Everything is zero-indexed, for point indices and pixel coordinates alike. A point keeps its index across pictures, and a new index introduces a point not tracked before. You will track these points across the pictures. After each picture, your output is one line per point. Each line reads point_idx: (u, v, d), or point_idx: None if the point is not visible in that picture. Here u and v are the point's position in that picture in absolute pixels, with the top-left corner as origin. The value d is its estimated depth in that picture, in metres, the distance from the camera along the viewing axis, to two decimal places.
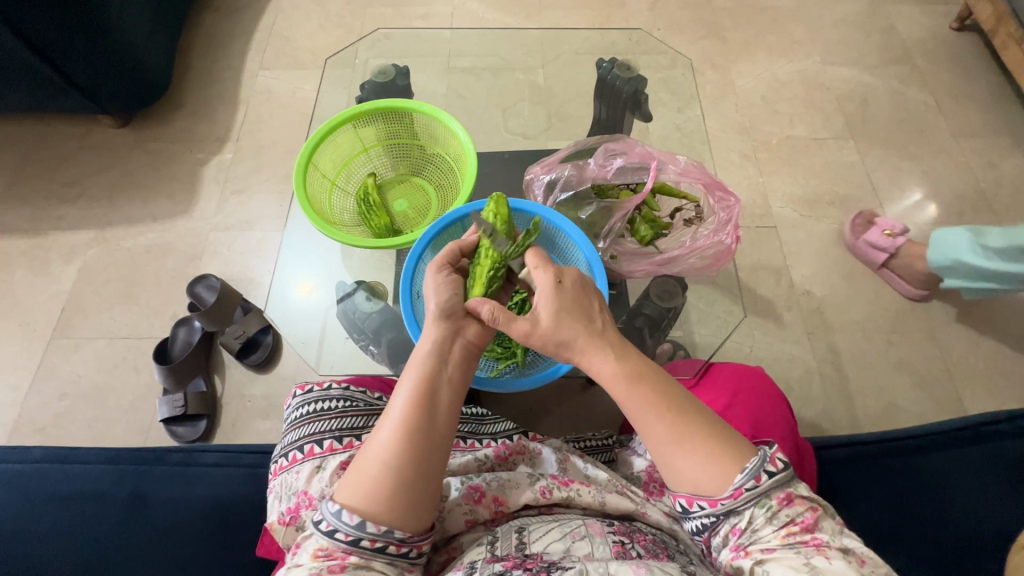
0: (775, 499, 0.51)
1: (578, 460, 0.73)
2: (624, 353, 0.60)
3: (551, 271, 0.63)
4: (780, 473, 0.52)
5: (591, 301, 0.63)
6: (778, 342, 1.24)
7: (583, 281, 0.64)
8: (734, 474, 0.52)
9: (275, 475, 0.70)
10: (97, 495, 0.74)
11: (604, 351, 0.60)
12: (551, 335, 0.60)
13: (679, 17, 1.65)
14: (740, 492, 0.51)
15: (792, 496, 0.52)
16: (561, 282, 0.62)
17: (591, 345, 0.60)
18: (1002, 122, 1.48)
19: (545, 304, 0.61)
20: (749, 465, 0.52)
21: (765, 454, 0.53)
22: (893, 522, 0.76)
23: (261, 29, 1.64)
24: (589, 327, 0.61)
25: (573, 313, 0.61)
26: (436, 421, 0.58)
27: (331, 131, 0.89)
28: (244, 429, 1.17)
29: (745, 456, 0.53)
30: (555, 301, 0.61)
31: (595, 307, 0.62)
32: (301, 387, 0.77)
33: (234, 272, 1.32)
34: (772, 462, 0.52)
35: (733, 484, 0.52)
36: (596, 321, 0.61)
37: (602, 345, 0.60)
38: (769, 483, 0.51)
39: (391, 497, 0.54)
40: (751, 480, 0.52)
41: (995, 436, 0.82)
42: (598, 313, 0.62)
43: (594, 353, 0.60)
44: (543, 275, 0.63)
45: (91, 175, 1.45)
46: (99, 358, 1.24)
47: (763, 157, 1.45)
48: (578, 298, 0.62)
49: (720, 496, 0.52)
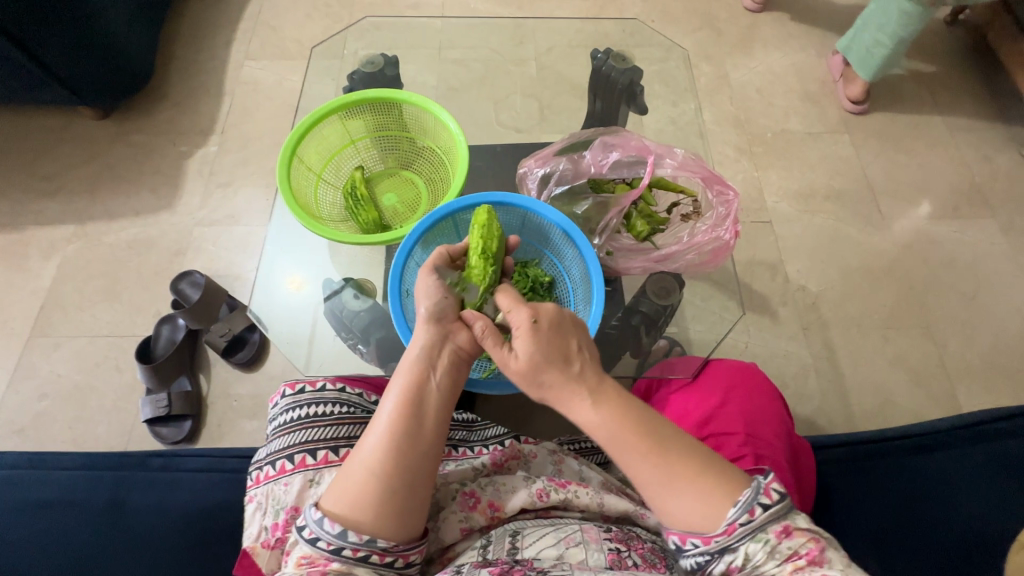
0: (771, 532, 0.50)
1: (572, 461, 0.71)
2: (606, 395, 0.56)
3: (526, 311, 0.58)
4: (775, 505, 0.50)
5: (569, 341, 0.58)
6: (774, 339, 1.23)
7: (560, 320, 0.59)
8: (727, 508, 0.51)
9: (256, 485, 0.67)
10: (73, 502, 0.71)
11: (583, 394, 0.56)
12: (528, 377, 0.57)
13: (674, 9, 1.62)
14: (734, 527, 0.50)
15: (789, 528, 0.50)
16: (537, 322, 0.58)
17: (567, 390, 0.56)
18: (996, 116, 1.48)
19: (519, 346, 0.57)
20: (743, 498, 0.51)
21: (758, 486, 0.51)
22: (894, 524, 0.76)
23: (246, 18, 1.60)
24: (565, 371, 0.56)
25: (548, 355, 0.56)
26: (423, 430, 0.57)
27: (316, 123, 0.86)
28: (230, 429, 1.14)
29: (737, 489, 0.52)
30: (529, 343, 0.56)
31: (572, 348, 0.57)
32: (290, 386, 0.74)
33: (219, 268, 1.28)
34: (766, 493, 0.51)
35: (726, 519, 0.51)
36: (574, 363, 0.57)
37: (579, 389, 0.56)
38: (763, 516, 0.50)
39: (373, 507, 0.53)
40: (744, 515, 0.50)
41: (998, 435, 0.80)
42: (576, 353, 0.57)
43: (573, 398, 0.56)
44: (518, 315, 0.59)
45: (71, 168, 1.40)
46: (80, 358, 1.20)
47: (758, 151, 1.43)
48: (554, 340, 0.57)
49: (713, 534, 0.51)
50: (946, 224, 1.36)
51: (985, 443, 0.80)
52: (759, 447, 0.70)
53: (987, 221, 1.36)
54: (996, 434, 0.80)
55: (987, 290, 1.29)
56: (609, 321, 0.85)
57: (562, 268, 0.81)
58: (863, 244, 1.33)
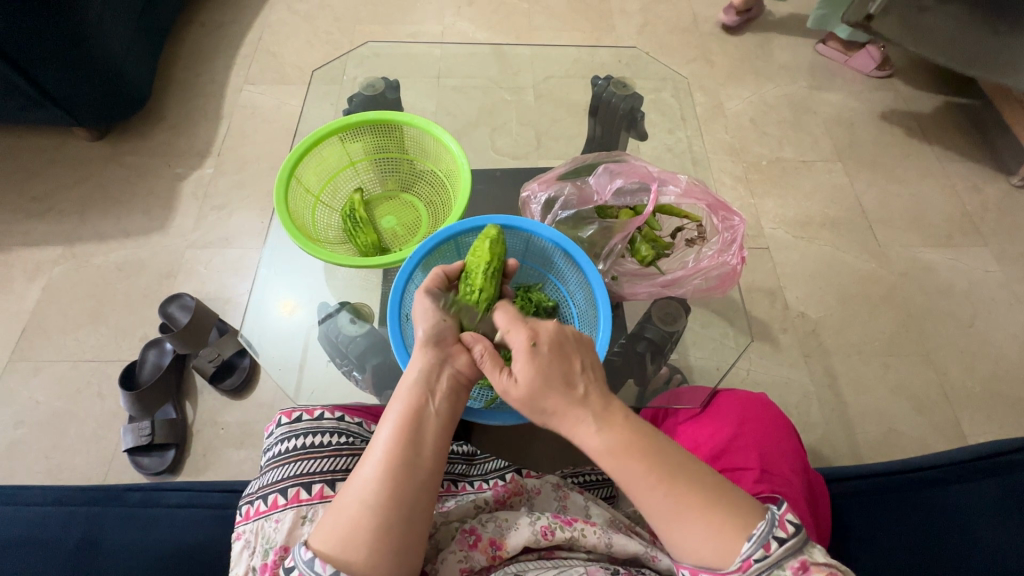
0: (788, 569, 0.47)
1: (578, 497, 0.67)
2: (610, 422, 0.54)
3: (525, 332, 0.58)
4: (792, 539, 0.48)
5: (571, 362, 0.57)
6: (775, 366, 1.21)
7: (562, 339, 0.58)
8: (740, 543, 0.48)
9: (245, 521, 0.63)
10: (43, 541, 0.66)
11: (587, 420, 0.54)
12: (531, 402, 0.56)
13: (668, 41, 1.66)
14: (748, 563, 0.47)
15: (807, 564, 0.47)
16: (536, 344, 0.57)
17: (570, 415, 0.54)
18: (984, 147, 1.51)
19: (518, 370, 0.56)
20: (758, 532, 0.48)
21: (773, 518, 0.49)
22: (913, 562, 0.72)
23: (247, 43, 1.61)
24: (569, 395, 0.55)
25: (550, 379, 0.55)
26: (420, 459, 0.54)
27: (315, 144, 0.85)
28: (215, 459, 1.09)
29: (751, 521, 0.49)
30: (530, 366, 0.55)
31: (575, 370, 0.56)
32: (286, 414, 0.70)
33: (210, 291, 1.25)
34: (781, 526, 0.49)
35: (740, 555, 0.48)
36: (577, 386, 0.55)
37: (582, 414, 0.54)
38: (779, 552, 0.47)
39: (368, 544, 0.50)
40: (759, 550, 0.48)
41: (1014, 467, 0.78)
42: (579, 375, 0.56)
43: (577, 425, 0.54)
44: (518, 336, 0.58)
45: (62, 189, 1.38)
46: (60, 383, 1.15)
47: (754, 179, 1.45)
48: (556, 363, 0.56)
49: (726, 570, 0.48)
50: (941, 252, 1.36)
51: (1002, 477, 0.77)
52: (775, 484, 0.67)
53: (982, 249, 1.37)
54: (1010, 466, 0.78)
55: (985, 318, 1.29)
56: (612, 347, 0.84)
57: (566, 293, 0.80)
58: (860, 271, 1.33)
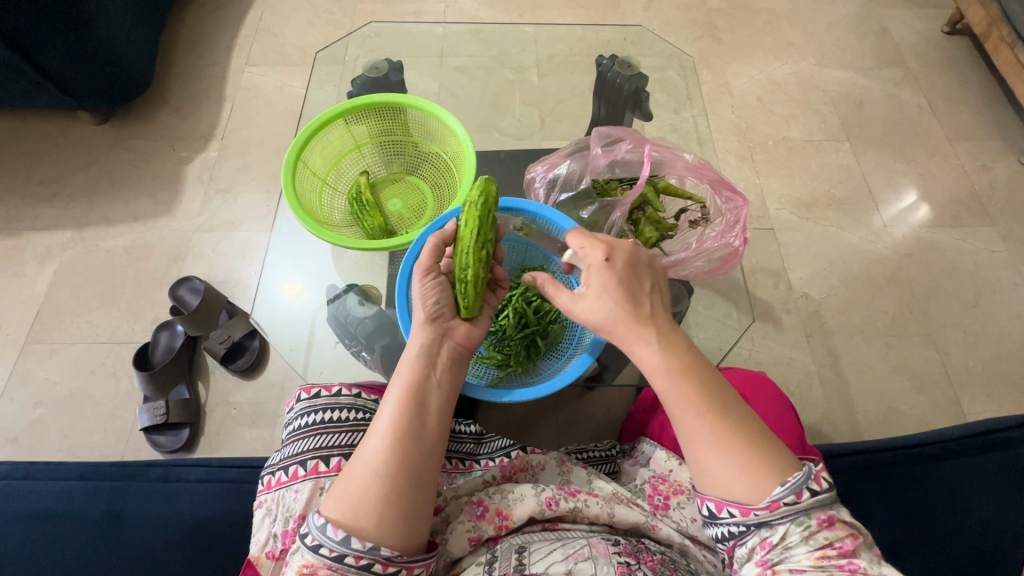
0: (815, 519, 0.49)
1: (582, 471, 0.70)
2: (670, 344, 0.58)
3: (602, 247, 0.61)
4: (823, 493, 0.50)
5: (641, 282, 0.61)
6: (778, 346, 1.22)
7: (635, 260, 0.62)
8: (773, 486, 0.50)
9: (267, 490, 0.65)
10: (70, 514, 0.70)
11: (650, 338, 0.58)
12: (597, 311, 0.60)
13: (674, 18, 1.63)
14: (777, 504, 0.50)
15: (833, 519, 0.50)
16: (610, 261, 0.61)
17: (635, 328, 0.58)
18: (994, 124, 1.49)
19: (591, 280, 0.61)
20: (792, 479, 0.50)
21: (810, 472, 0.51)
22: (907, 531, 0.75)
23: (247, 24, 1.59)
24: (635, 310, 0.59)
25: (619, 291, 0.59)
26: (425, 428, 0.56)
27: (321, 127, 0.85)
28: (229, 438, 1.12)
29: (787, 470, 0.51)
30: (603, 278, 0.60)
31: (643, 288, 0.60)
32: (306, 390, 0.72)
33: (219, 274, 1.26)
34: (816, 480, 0.50)
35: (771, 495, 0.50)
36: (644, 304, 0.59)
37: (647, 331, 0.58)
38: (810, 501, 0.49)
39: (378, 510, 0.52)
40: (790, 495, 0.50)
41: (1009, 443, 0.80)
42: (646, 295, 0.60)
43: (637, 341, 0.58)
44: (593, 251, 0.61)
45: (69, 173, 1.39)
46: (75, 364, 1.18)
47: (760, 159, 1.43)
48: (626, 280, 0.60)
49: (754, 506, 0.51)
50: (947, 232, 1.36)
51: (994, 451, 0.80)
52: None
53: (988, 229, 1.36)
54: (1003, 442, 0.80)
55: (989, 299, 1.29)
56: None
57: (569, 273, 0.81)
58: (866, 252, 1.33)
